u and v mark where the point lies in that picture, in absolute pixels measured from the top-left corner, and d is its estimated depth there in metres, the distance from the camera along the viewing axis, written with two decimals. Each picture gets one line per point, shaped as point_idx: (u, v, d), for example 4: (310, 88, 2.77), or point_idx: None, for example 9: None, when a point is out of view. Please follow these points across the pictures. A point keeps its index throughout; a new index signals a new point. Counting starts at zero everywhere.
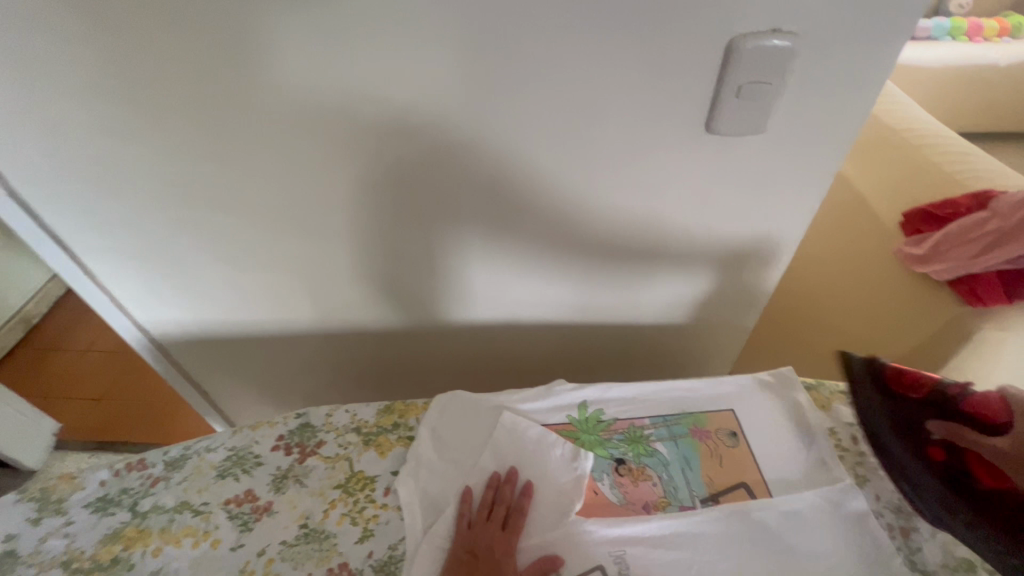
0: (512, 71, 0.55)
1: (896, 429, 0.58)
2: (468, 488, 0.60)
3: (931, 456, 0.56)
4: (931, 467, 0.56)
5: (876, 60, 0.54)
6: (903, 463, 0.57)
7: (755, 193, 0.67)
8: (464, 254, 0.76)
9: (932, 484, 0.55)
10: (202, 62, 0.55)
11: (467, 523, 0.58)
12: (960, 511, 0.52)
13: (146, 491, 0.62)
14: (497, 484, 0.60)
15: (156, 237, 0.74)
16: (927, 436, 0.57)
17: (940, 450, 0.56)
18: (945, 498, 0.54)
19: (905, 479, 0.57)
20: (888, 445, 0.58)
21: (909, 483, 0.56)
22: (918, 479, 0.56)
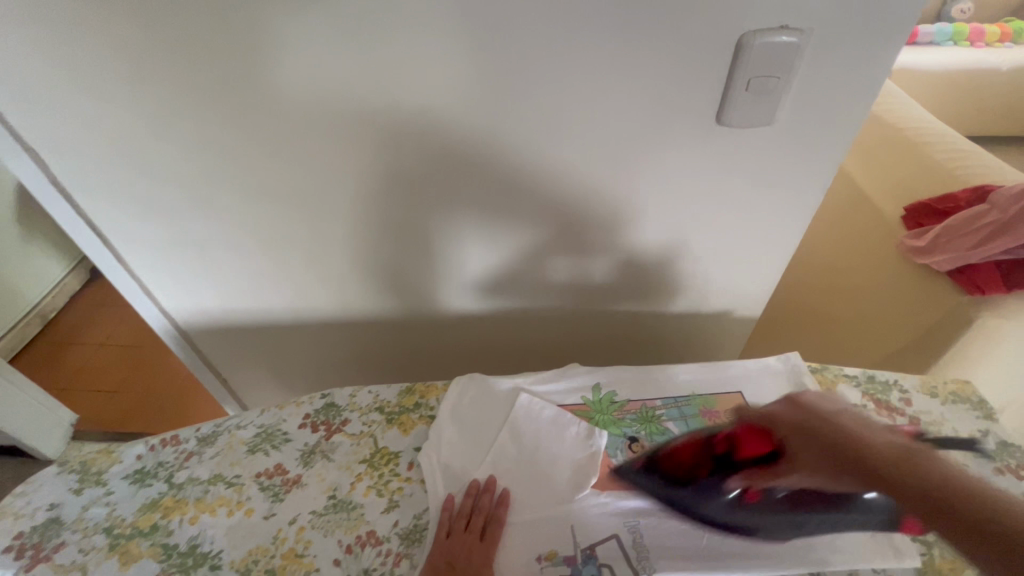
0: (533, 65, 0.59)
1: (707, 496, 0.57)
2: (450, 496, 0.60)
3: (749, 499, 0.56)
4: (758, 509, 0.56)
5: (881, 57, 0.57)
6: (739, 522, 0.56)
7: (763, 185, 0.70)
8: (482, 243, 0.79)
9: (773, 518, 0.56)
10: (242, 55, 0.59)
11: (446, 532, 0.57)
12: (808, 520, 0.56)
13: (181, 465, 0.65)
14: (477, 492, 0.60)
15: (187, 225, 0.78)
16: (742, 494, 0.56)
17: (753, 492, 0.56)
18: (790, 521, 0.56)
19: (759, 529, 0.56)
20: (734, 516, 0.57)
21: (763, 531, 0.56)
22: (765, 521, 0.56)
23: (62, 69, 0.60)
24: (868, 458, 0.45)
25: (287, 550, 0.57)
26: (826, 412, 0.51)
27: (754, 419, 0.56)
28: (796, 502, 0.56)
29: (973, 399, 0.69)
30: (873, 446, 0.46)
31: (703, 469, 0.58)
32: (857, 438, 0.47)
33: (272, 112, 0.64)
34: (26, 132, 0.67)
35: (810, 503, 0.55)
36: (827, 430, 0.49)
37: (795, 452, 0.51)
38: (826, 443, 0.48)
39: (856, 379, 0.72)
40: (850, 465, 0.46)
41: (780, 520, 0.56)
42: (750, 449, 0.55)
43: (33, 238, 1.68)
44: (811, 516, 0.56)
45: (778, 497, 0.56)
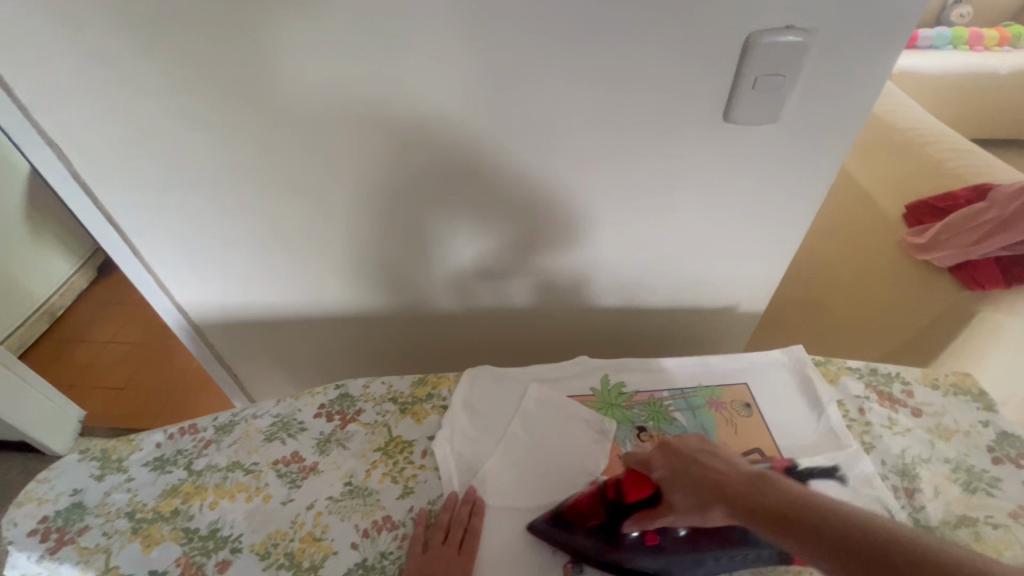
0: (546, 63, 0.61)
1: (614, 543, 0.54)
2: (423, 509, 0.60)
3: (650, 541, 0.54)
4: (662, 551, 0.54)
5: (885, 55, 0.59)
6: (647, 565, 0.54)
7: (769, 181, 0.72)
8: (492, 238, 0.81)
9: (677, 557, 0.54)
10: (264, 52, 0.61)
11: (422, 547, 0.57)
12: (708, 557, 0.54)
13: (199, 452, 0.66)
14: (454, 505, 0.60)
15: (204, 219, 0.79)
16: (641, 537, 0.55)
17: (653, 533, 0.55)
18: (690, 560, 0.54)
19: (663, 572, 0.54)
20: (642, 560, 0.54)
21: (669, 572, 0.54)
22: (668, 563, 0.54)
23: (88, 65, 0.62)
24: (727, 489, 0.47)
25: (306, 534, 0.59)
26: (684, 451, 0.53)
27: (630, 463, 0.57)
28: (696, 538, 0.54)
29: (973, 391, 0.70)
30: (723, 477, 0.48)
31: (597, 518, 0.56)
32: (711, 472, 0.49)
33: (291, 108, 0.66)
34: (50, 127, 0.68)
35: (707, 540, 0.54)
36: (688, 468, 0.51)
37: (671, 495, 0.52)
38: (688, 480, 0.50)
39: (859, 371, 0.73)
40: (714, 503, 0.48)
41: (685, 560, 0.54)
42: (637, 490, 0.55)
43: (41, 236, 1.69)
44: (707, 553, 0.54)
45: (676, 535, 0.55)
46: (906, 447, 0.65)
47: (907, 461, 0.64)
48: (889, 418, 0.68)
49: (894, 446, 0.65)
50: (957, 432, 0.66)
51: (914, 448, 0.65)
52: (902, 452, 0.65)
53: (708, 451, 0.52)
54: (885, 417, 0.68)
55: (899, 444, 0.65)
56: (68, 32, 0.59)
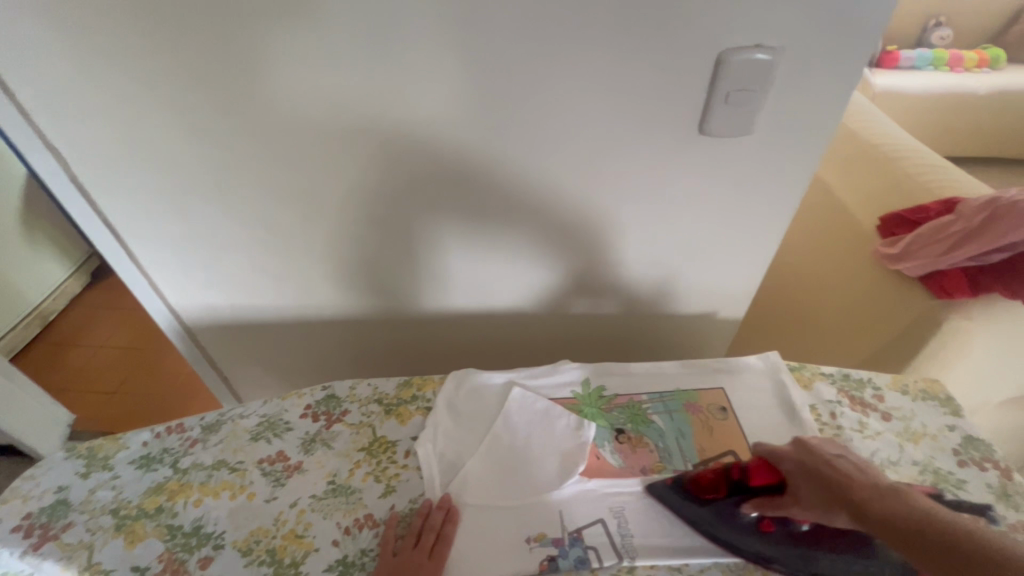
0: (529, 76, 0.64)
1: (726, 521, 0.59)
2: (393, 512, 0.61)
3: (766, 528, 0.58)
4: (774, 539, 0.58)
5: (850, 73, 0.62)
6: (756, 547, 0.58)
7: (745, 192, 0.75)
8: (479, 243, 0.83)
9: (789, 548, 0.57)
10: (260, 61, 0.63)
11: (393, 550, 0.57)
12: (822, 558, 0.56)
13: (186, 450, 0.67)
14: (428, 512, 0.60)
15: (198, 222, 0.81)
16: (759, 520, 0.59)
17: (769, 521, 0.58)
18: (801, 555, 0.57)
19: (772, 559, 0.57)
20: (748, 540, 0.58)
21: (778, 562, 0.57)
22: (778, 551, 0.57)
23: (89, 70, 0.64)
24: (856, 494, 0.52)
25: (288, 531, 0.59)
26: (824, 457, 0.57)
27: (763, 454, 0.60)
28: (815, 538, 0.57)
29: (941, 396, 0.73)
30: (854, 483, 0.53)
31: (719, 495, 0.60)
32: (846, 478, 0.54)
33: (285, 114, 0.68)
34: (49, 130, 0.70)
35: (831, 539, 0.57)
36: (815, 469, 0.56)
37: (796, 489, 0.56)
38: (814, 482, 0.55)
39: (832, 376, 0.75)
40: (840, 505, 0.53)
41: (795, 554, 0.57)
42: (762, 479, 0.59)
43: (36, 240, 1.69)
44: (822, 551, 0.57)
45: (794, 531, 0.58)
46: (875, 450, 0.67)
47: (876, 463, 0.66)
48: (860, 422, 0.70)
49: (863, 449, 0.67)
50: (925, 435, 0.69)
51: (883, 451, 0.67)
52: (871, 454, 0.67)
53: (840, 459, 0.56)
54: (856, 420, 0.70)
55: (868, 447, 0.67)
56: (70, 38, 0.61)
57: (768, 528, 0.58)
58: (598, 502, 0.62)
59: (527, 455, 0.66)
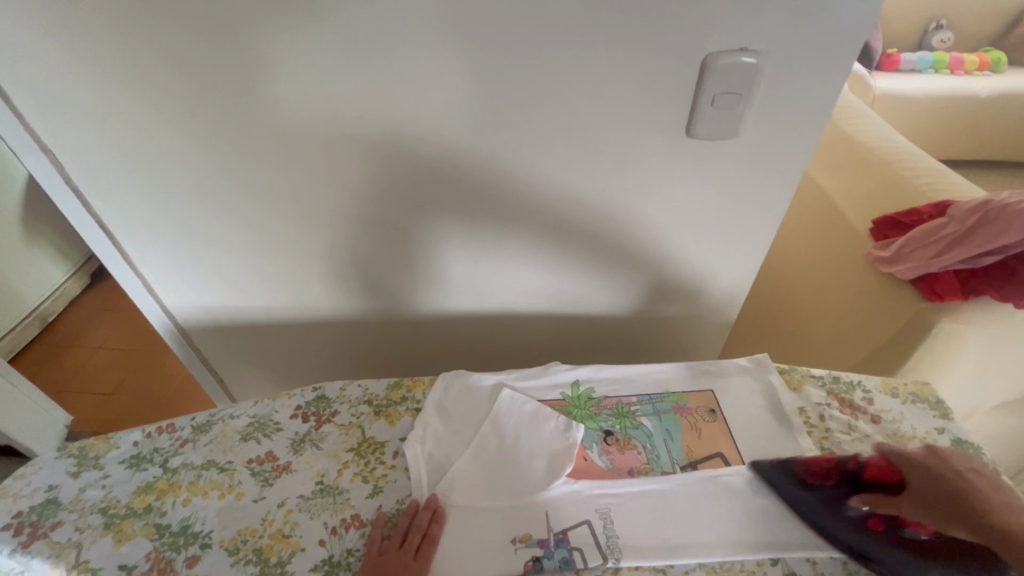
0: (515, 80, 0.64)
1: (830, 510, 0.60)
2: (379, 513, 0.61)
3: (875, 528, 0.58)
4: (880, 538, 0.57)
5: (836, 77, 0.62)
6: (856, 541, 0.57)
7: (734, 196, 0.75)
8: (469, 245, 0.83)
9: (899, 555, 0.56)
10: (249, 65, 0.64)
11: (379, 550, 0.58)
12: (934, 571, 0.53)
13: (175, 450, 0.68)
14: (414, 512, 0.61)
15: (192, 225, 0.82)
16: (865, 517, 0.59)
17: (878, 520, 0.58)
18: (913, 564, 0.54)
19: (872, 556, 0.56)
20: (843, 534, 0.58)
21: (878, 561, 0.56)
22: (884, 554, 0.56)
23: (82, 74, 0.65)
24: (987, 510, 0.53)
25: (275, 531, 0.60)
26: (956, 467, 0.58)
27: (889, 453, 0.61)
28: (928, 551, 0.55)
29: (931, 399, 0.73)
30: (984, 499, 0.54)
31: (827, 482, 0.61)
32: (974, 492, 0.55)
33: (275, 118, 0.69)
34: (43, 133, 0.71)
35: (950, 556, 0.53)
36: (947, 477, 0.56)
37: (915, 488, 0.57)
38: (942, 492, 0.56)
39: (822, 379, 0.75)
40: (964, 515, 0.54)
41: (901, 559, 0.55)
42: (878, 474, 0.60)
43: (36, 242, 1.71)
44: (938, 565, 0.54)
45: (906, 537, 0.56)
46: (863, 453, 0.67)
47: None
48: (848, 425, 0.70)
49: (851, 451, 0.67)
50: (914, 438, 0.68)
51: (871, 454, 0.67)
52: None
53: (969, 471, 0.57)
54: (845, 423, 0.70)
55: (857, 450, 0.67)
56: (62, 43, 0.62)
57: (876, 527, 0.58)
58: (582, 504, 0.62)
59: (515, 456, 0.66)
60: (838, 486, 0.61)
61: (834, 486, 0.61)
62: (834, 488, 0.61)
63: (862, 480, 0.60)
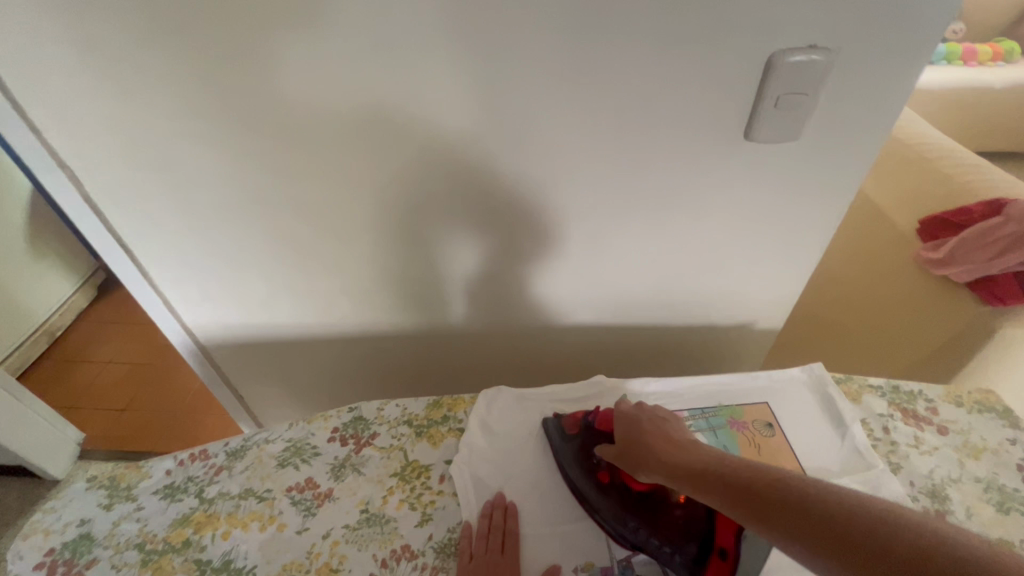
0: (562, 83, 0.60)
1: (576, 460, 0.62)
2: (467, 523, 0.59)
3: (601, 479, 0.60)
4: (605, 488, 0.59)
5: (905, 73, 0.59)
6: (586, 489, 0.60)
7: (787, 199, 0.72)
8: (507, 255, 0.80)
9: (612, 506, 0.58)
10: (285, 75, 0.61)
11: (468, 557, 0.56)
12: (631, 521, 0.56)
13: (211, 479, 0.65)
14: (489, 511, 0.60)
15: (218, 240, 0.79)
16: (600, 465, 0.61)
17: (605, 471, 0.60)
18: (619, 513, 0.57)
19: (595, 505, 0.59)
20: (579, 485, 0.61)
21: (600, 512, 0.58)
22: (603, 503, 0.58)
23: (104, 87, 0.62)
24: (666, 456, 0.53)
25: (322, 565, 0.57)
26: (659, 417, 0.59)
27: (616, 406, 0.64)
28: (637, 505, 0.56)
29: (998, 408, 0.70)
30: (665, 444, 0.54)
31: (573, 433, 0.64)
32: (664, 440, 0.55)
33: (310, 128, 0.65)
34: (64, 149, 0.68)
35: (661, 513, 0.55)
36: (641, 427, 0.58)
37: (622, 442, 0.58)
38: (639, 439, 0.57)
39: (881, 389, 0.72)
40: (656, 463, 0.53)
41: (614, 510, 0.57)
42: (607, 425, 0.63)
43: (43, 257, 1.68)
44: (637, 518, 0.56)
45: (620, 486, 0.59)
46: (935, 468, 0.64)
47: (936, 481, 0.62)
48: (915, 437, 0.67)
49: (922, 467, 0.64)
50: (986, 450, 0.65)
51: (942, 469, 0.64)
52: (930, 472, 0.63)
53: (664, 423, 0.58)
54: (911, 436, 0.67)
55: (927, 464, 0.64)
56: (87, 54, 0.59)
57: (603, 479, 0.60)
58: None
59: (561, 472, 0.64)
60: (579, 438, 0.64)
61: (580, 436, 0.64)
62: (578, 436, 0.64)
63: (599, 431, 0.63)
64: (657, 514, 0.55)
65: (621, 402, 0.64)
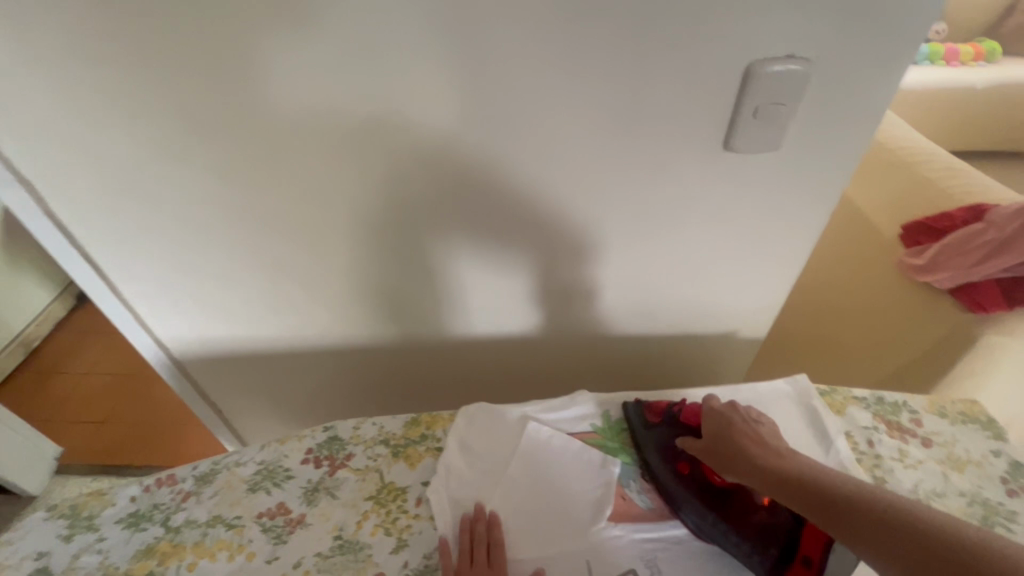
0: (537, 94, 0.59)
1: (657, 447, 0.65)
2: (444, 539, 0.58)
3: (681, 469, 0.63)
4: (685, 478, 0.62)
5: (885, 82, 0.58)
6: (665, 477, 0.62)
7: (769, 208, 0.70)
8: (487, 266, 0.78)
9: (691, 494, 0.60)
10: (249, 85, 0.58)
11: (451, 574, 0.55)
12: (710, 514, 0.59)
13: (178, 506, 0.62)
14: (470, 525, 0.59)
15: (188, 254, 0.76)
16: (680, 456, 0.64)
17: (684, 463, 0.63)
18: (697, 503, 0.59)
19: (670, 492, 0.61)
20: (658, 473, 0.63)
21: (676, 499, 0.60)
22: (681, 492, 0.61)
23: (58, 98, 0.59)
24: (748, 456, 0.57)
25: None
26: (745, 415, 0.63)
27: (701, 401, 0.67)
28: (715, 499, 0.60)
29: (983, 419, 0.69)
30: (747, 444, 0.59)
31: (655, 421, 0.67)
32: (746, 440, 0.59)
33: (278, 139, 0.63)
34: (19, 162, 0.64)
35: (739, 509, 0.58)
36: (725, 424, 0.62)
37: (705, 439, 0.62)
38: (729, 438, 0.60)
39: (865, 400, 0.71)
40: (737, 462, 0.58)
41: (691, 499, 0.60)
42: (691, 419, 0.67)
43: (17, 266, 1.63)
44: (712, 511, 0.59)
45: (698, 478, 0.62)
46: (919, 483, 0.63)
47: (921, 496, 0.62)
48: (899, 450, 0.66)
49: (907, 481, 0.63)
50: (970, 463, 0.65)
51: (927, 483, 0.63)
52: (915, 487, 0.62)
53: (755, 424, 0.62)
54: (895, 449, 0.66)
55: (912, 479, 0.63)
56: (39, 64, 0.56)
57: (683, 470, 0.63)
58: (616, 545, 0.59)
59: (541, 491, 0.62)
60: (662, 426, 0.67)
61: (661, 426, 0.67)
62: (659, 425, 0.67)
63: (682, 423, 0.67)
64: (738, 513, 0.58)
65: (707, 400, 0.67)
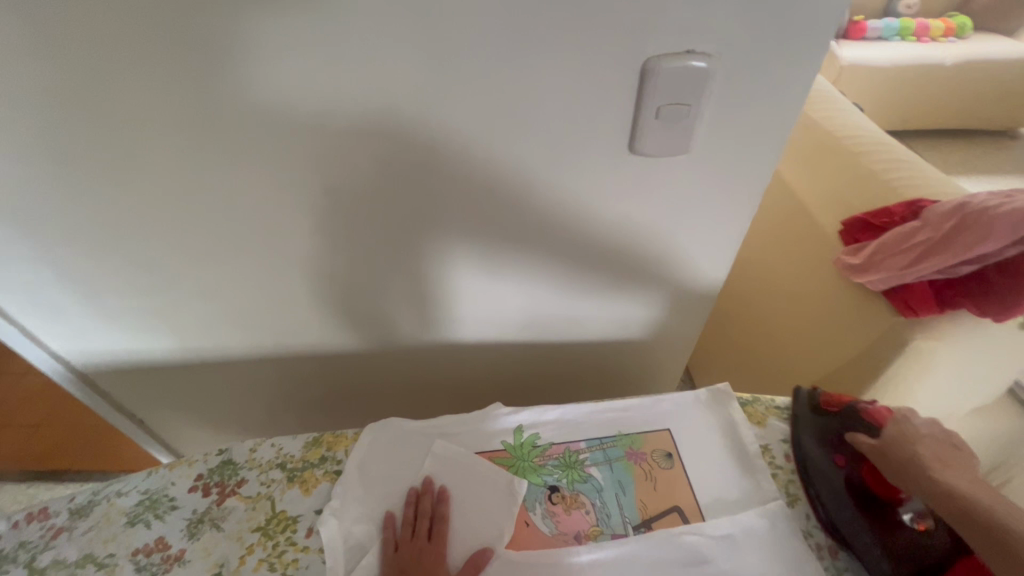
0: (415, 95, 0.52)
1: (821, 436, 0.62)
2: (389, 512, 0.59)
3: (838, 462, 0.60)
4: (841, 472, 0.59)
5: (798, 80, 0.53)
6: (816, 465, 0.61)
7: (688, 213, 0.66)
8: (393, 276, 0.72)
9: (836, 487, 0.59)
10: (80, 85, 0.50)
11: (393, 547, 0.56)
12: (849, 511, 0.57)
13: (46, 545, 0.58)
14: (415, 499, 0.60)
15: (61, 267, 0.69)
16: (839, 449, 0.61)
17: (842, 458, 0.60)
18: (840, 498, 0.58)
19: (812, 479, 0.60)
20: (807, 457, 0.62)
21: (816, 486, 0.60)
22: (827, 482, 0.59)
23: None
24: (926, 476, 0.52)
25: None
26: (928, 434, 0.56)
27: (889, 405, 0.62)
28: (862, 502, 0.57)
29: None
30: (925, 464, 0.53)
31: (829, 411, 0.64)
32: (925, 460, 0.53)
33: (132, 146, 0.55)
34: None
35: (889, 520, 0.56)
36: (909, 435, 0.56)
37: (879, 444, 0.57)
38: (907, 451, 0.54)
39: (786, 411, 0.69)
40: (910, 477, 0.53)
41: (833, 492, 0.59)
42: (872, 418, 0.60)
43: None
44: (856, 510, 0.57)
45: (852, 479, 0.58)
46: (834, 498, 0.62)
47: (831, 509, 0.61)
48: None
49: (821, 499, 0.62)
50: None
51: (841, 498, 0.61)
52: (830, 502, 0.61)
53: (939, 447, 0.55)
54: None
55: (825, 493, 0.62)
56: None
57: (840, 464, 0.60)
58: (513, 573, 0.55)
59: (438, 512, 0.59)
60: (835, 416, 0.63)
61: (836, 416, 0.63)
62: (834, 415, 0.63)
63: (859, 419, 0.61)
64: (887, 525, 0.55)
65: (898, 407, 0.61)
